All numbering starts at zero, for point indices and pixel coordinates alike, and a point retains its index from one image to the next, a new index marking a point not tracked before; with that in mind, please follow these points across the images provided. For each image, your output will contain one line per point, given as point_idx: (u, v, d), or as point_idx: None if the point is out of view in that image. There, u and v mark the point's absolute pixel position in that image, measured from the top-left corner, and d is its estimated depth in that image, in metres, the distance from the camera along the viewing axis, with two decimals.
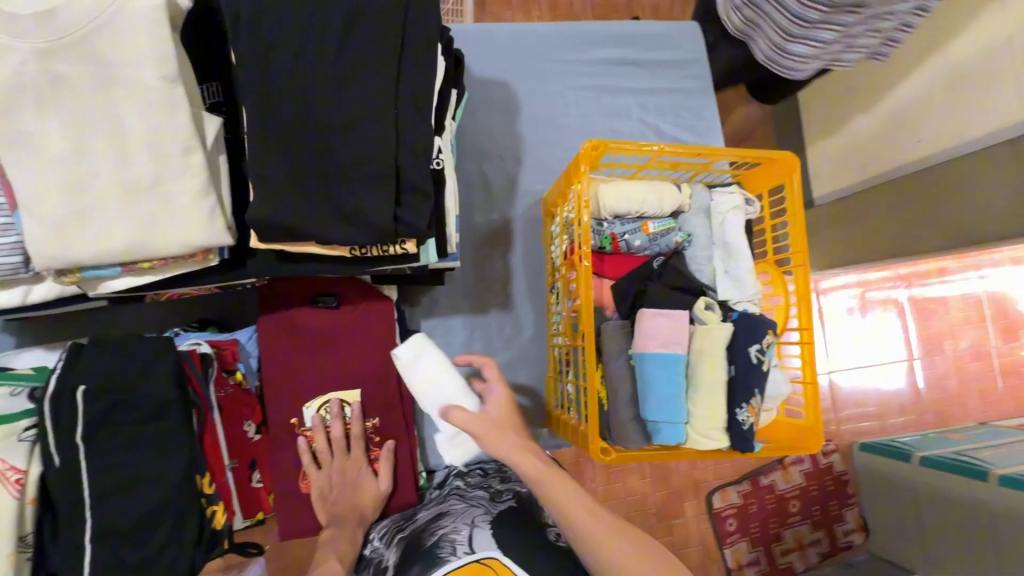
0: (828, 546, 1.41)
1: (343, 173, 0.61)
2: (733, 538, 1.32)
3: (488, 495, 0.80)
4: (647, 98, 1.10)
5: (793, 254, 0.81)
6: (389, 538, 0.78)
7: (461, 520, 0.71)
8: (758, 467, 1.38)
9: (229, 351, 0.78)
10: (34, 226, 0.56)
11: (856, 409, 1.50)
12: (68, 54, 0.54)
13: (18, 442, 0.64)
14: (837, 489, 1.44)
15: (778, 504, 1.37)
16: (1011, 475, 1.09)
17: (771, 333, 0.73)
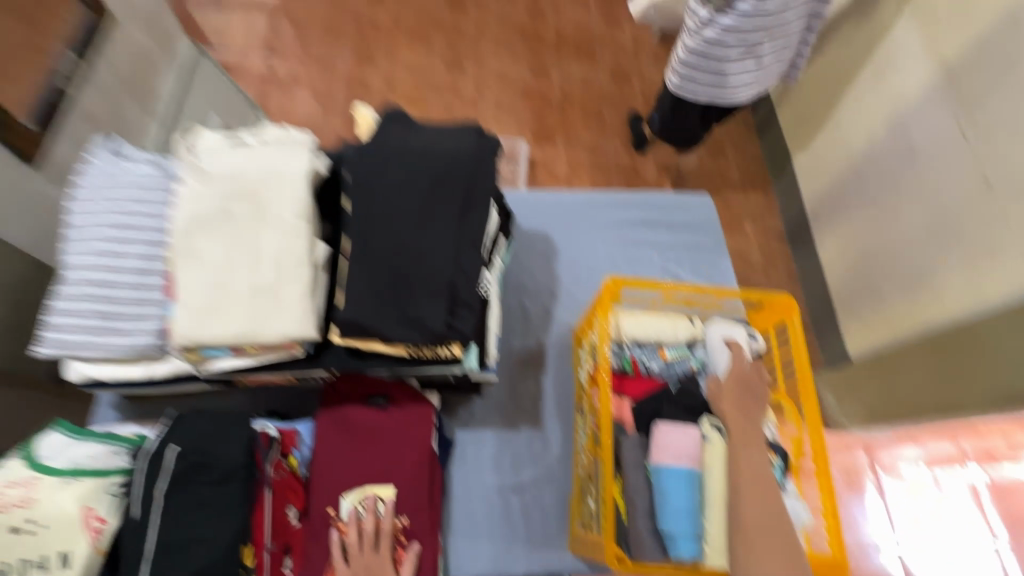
0: None
1: (411, 288, 0.78)
2: None
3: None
4: (667, 251, 1.28)
5: (802, 385, 0.88)
6: None
7: None
8: None
9: (289, 436, 0.90)
10: (183, 313, 0.76)
11: None
12: (240, 198, 0.78)
13: (105, 495, 0.75)
14: None
15: None
16: None
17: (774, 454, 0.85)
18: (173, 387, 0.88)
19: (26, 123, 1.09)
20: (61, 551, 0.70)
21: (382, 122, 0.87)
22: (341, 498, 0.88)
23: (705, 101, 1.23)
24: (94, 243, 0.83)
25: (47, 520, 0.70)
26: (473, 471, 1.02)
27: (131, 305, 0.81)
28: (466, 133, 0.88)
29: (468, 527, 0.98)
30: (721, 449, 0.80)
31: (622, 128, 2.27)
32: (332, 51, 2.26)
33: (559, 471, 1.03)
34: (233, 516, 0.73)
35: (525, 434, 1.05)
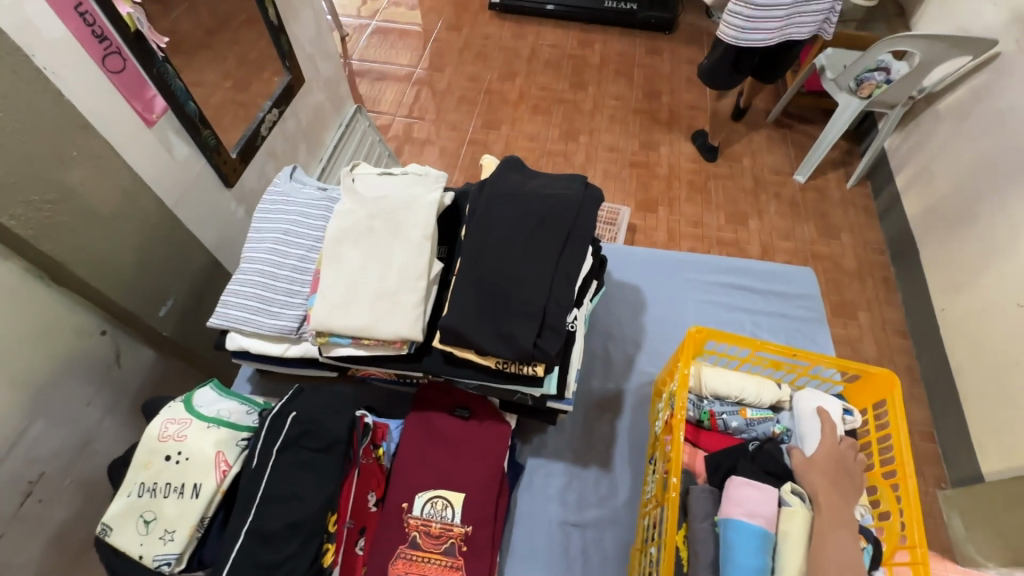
0: None
1: (509, 308, 0.87)
2: None
3: None
4: (760, 318, 1.27)
5: (900, 468, 0.82)
6: None
7: None
8: None
9: (381, 428, 1.00)
10: (320, 305, 0.91)
11: None
12: (379, 217, 0.95)
13: (235, 444, 0.89)
14: None
15: None
16: None
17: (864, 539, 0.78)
18: (299, 369, 1.04)
19: (233, 154, 1.41)
20: (194, 483, 0.84)
21: (501, 167, 1.02)
22: (415, 495, 0.95)
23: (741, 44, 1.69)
24: (266, 243, 1.05)
25: (190, 455, 0.86)
26: (538, 501, 1.04)
27: (282, 294, 1.00)
28: (574, 183, 0.99)
29: (526, 554, 0.99)
30: (805, 521, 0.77)
31: (727, 204, 2.30)
32: (464, 119, 2.60)
33: (624, 518, 1.02)
34: (328, 482, 0.84)
35: (593, 473, 1.07)
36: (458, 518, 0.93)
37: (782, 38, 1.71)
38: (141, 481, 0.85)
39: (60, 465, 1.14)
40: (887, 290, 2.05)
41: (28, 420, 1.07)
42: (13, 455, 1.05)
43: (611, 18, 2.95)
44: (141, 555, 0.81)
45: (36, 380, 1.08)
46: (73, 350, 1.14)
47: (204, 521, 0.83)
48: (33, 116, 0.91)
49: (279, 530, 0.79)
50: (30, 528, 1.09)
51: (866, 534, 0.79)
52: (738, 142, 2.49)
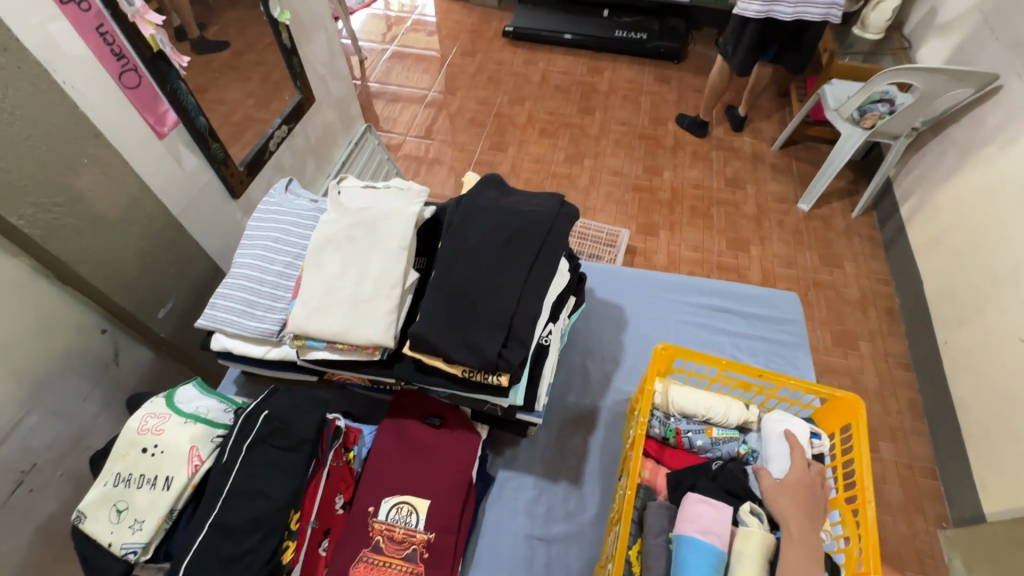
0: None
1: (476, 318, 0.90)
2: None
3: None
4: (741, 340, 1.28)
5: (860, 496, 0.81)
6: None
7: None
8: None
9: (353, 432, 1.03)
10: (299, 309, 0.95)
11: None
12: (360, 227, 0.99)
13: (210, 440, 0.92)
14: None
15: None
16: None
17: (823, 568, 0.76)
18: (279, 372, 1.08)
19: (241, 166, 1.48)
20: (166, 476, 0.87)
21: (481, 184, 1.06)
22: (382, 500, 0.96)
23: (759, 16, 1.93)
24: (256, 249, 1.10)
25: (166, 448, 0.89)
26: (505, 513, 1.04)
27: (267, 298, 1.04)
28: (551, 200, 1.02)
29: (489, 566, 0.99)
30: (763, 541, 0.75)
31: (728, 230, 2.30)
32: (473, 140, 2.67)
33: (591, 534, 1.02)
34: (293, 480, 0.86)
35: (563, 488, 1.07)
36: (422, 525, 0.94)
37: (793, 16, 1.91)
38: (118, 471, 0.88)
39: (53, 457, 1.18)
40: (890, 321, 2.02)
41: (23, 411, 1.11)
42: (7, 445, 1.09)
43: (621, 47, 3.03)
44: (110, 543, 0.83)
45: (34, 373, 1.12)
46: (72, 345, 1.20)
47: (172, 513, 0.85)
48: (51, 124, 0.97)
49: (241, 524, 0.81)
50: (19, 517, 1.12)
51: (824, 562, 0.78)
52: (741, 169, 2.51)
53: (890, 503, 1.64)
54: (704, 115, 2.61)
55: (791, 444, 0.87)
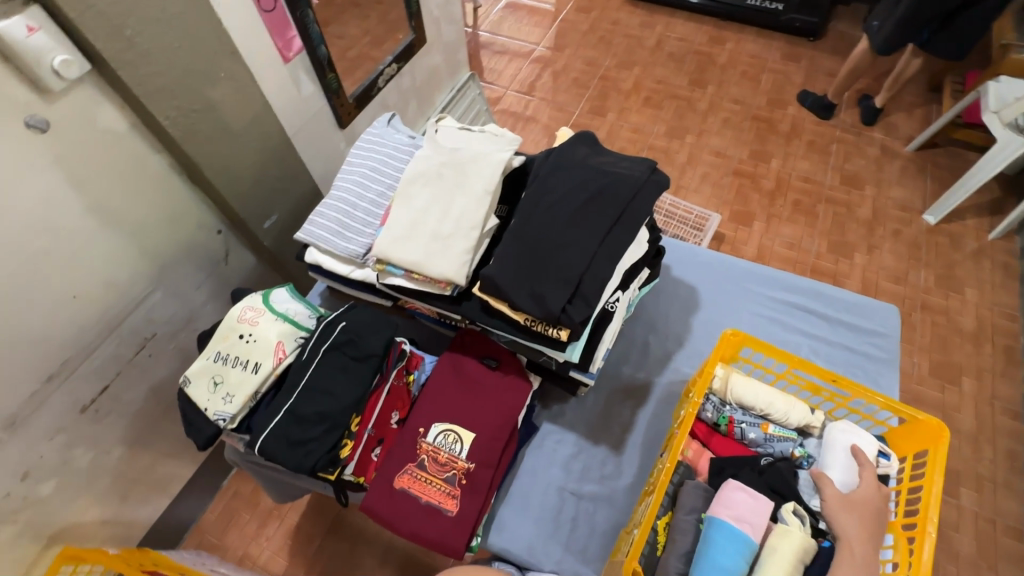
0: None
1: (545, 270, 0.91)
2: None
3: None
4: (821, 345, 1.19)
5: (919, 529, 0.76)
6: None
7: None
8: None
9: (416, 358, 1.10)
10: (384, 235, 1.02)
11: None
12: (451, 167, 1.03)
13: (295, 339, 1.03)
14: None
15: None
16: None
17: None
18: (360, 292, 1.16)
19: (351, 99, 1.57)
20: (256, 361, 0.99)
21: (573, 140, 1.05)
22: (431, 423, 1.03)
23: None
24: (354, 175, 1.18)
25: (258, 338, 1.01)
26: (543, 462, 1.08)
27: (358, 222, 1.12)
28: (641, 166, 1.00)
29: (520, 506, 1.04)
30: (800, 543, 0.72)
31: (833, 232, 2.10)
32: (573, 101, 2.61)
33: (622, 500, 1.03)
34: (358, 386, 0.95)
35: (602, 452, 1.09)
36: (464, 454, 1.00)
37: None
38: (219, 350, 1.01)
39: (169, 330, 1.37)
40: (1006, 362, 1.78)
41: (150, 288, 1.30)
42: (136, 313, 1.28)
43: (751, 17, 2.78)
44: (206, 408, 0.97)
45: (162, 256, 1.30)
46: (193, 239, 1.37)
47: (256, 394, 0.98)
48: (199, 36, 1.07)
49: (309, 414, 0.91)
50: (139, 375, 1.33)
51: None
52: (863, 167, 2.26)
53: (958, 553, 1.50)
54: (832, 98, 2.38)
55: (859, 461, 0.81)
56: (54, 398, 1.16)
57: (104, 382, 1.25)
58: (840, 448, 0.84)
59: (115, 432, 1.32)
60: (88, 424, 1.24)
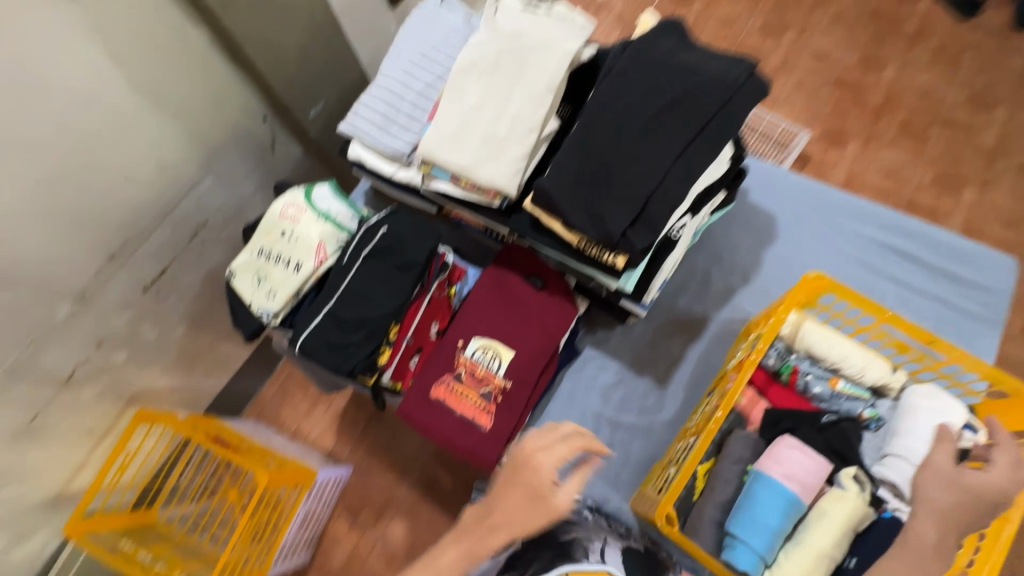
0: None
1: (607, 187, 0.80)
2: None
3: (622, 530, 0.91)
4: (911, 296, 1.04)
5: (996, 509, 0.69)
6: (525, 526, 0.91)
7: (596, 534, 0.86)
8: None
9: (458, 270, 1.05)
10: (431, 133, 0.92)
11: None
12: (511, 56, 0.89)
13: (336, 242, 1.00)
14: None
15: None
16: None
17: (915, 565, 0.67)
18: (404, 194, 1.09)
19: None
20: (297, 261, 0.97)
21: (658, 28, 0.87)
22: (470, 338, 1.00)
23: None
24: (401, 61, 1.05)
25: (300, 236, 0.98)
26: (582, 387, 1.05)
27: (404, 117, 1.02)
28: (738, 65, 0.82)
29: (554, 426, 1.03)
30: (854, 511, 0.67)
31: (944, 162, 1.80)
32: None
33: (660, 433, 1.00)
34: (398, 296, 0.91)
35: (645, 384, 1.04)
36: (502, 372, 0.97)
37: None
38: (263, 245, 0.99)
39: (220, 219, 1.36)
40: None
41: (199, 174, 1.27)
42: (187, 198, 1.27)
43: None
44: (251, 302, 0.98)
45: (208, 141, 1.26)
46: (239, 124, 1.31)
47: (298, 294, 0.97)
48: None
49: (350, 319, 0.90)
50: (195, 260, 1.35)
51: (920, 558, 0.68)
52: (1001, 82, 1.86)
53: None
54: None
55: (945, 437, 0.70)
56: (119, 277, 1.19)
57: (163, 265, 1.27)
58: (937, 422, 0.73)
59: (176, 313, 1.37)
60: (152, 304, 1.29)
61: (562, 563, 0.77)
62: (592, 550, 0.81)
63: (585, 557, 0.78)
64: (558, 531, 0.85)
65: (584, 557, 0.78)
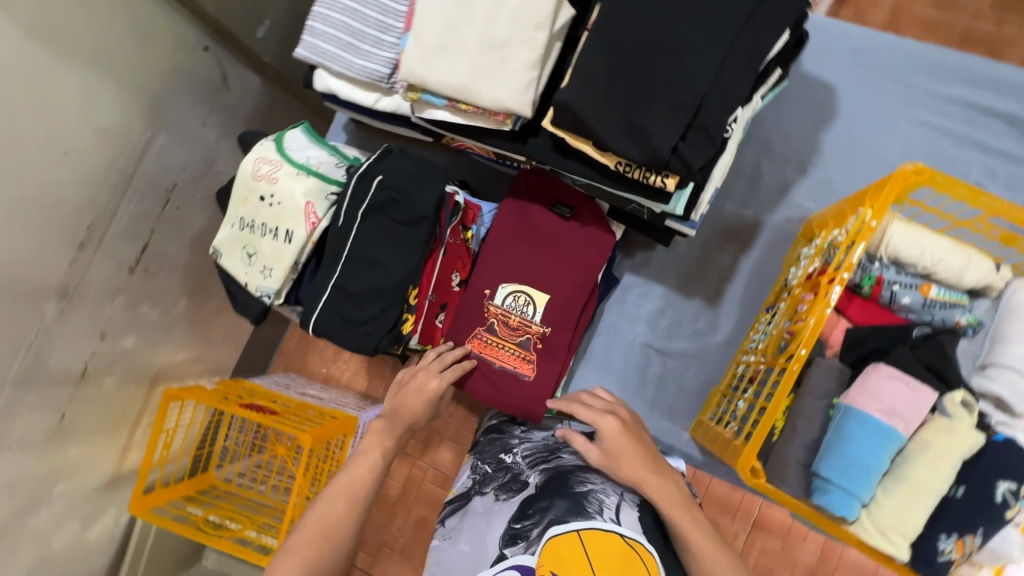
0: None
1: (649, 90, 0.63)
2: None
3: None
4: (1000, 163, 0.88)
5: None
6: (533, 461, 0.75)
7: (611, 485, 0.67)
8: None
9: (473, 210, 0.90)
10: (413, 47, 0.72)
11: None
12: None
13: (325, 198, 0.84)
14: None
15: None
16: None
17: None
18: (392, 125, 0.91)
19: None
20: (287, 229, 0.83)
21: None
22: (498, 286, 0.89)
23: None
24: None
25: (282, 199, 0.83)
26: (625, 317, 0.96)
27: (374, 29, 0.81)
28: None
29: (600, 362, 0.96)
30: (966, 441, 0.59)
31: None
32: None
33: (715, 355, 0.93)
34: (410, 255, 0.79)
35: (695, 305, 0.95)
36: (538, 318, 0.88)
37: None
38: (242, 216, 0.85)
39: (189, 178, 1.20)
40: None
41: (150, 131, 1.08)
42: (145, 161, 1.09)
43: None
44: (247, 283, 0.86)
45: (148, 88, 1.05)
46: (177, 61, 1.08)
47: (297, 266, 0.84)
48: None
49: (362, 292, 0.78)
50: (175, 228, 1.21)
51: None
52: None
53: None
54: None
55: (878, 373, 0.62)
56: (97, 263, 1.06)
57: (143, 241, 1.14)
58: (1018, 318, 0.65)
59: (173, 285, 1.27)
60: (144, 283, 1.18)
61: (572, 520, 0.60)
62: (609, 506, 0.63)
63: (598, 515, 0.61)
64: (570, 481, 0.66)
65: (597, 513, 0.61)
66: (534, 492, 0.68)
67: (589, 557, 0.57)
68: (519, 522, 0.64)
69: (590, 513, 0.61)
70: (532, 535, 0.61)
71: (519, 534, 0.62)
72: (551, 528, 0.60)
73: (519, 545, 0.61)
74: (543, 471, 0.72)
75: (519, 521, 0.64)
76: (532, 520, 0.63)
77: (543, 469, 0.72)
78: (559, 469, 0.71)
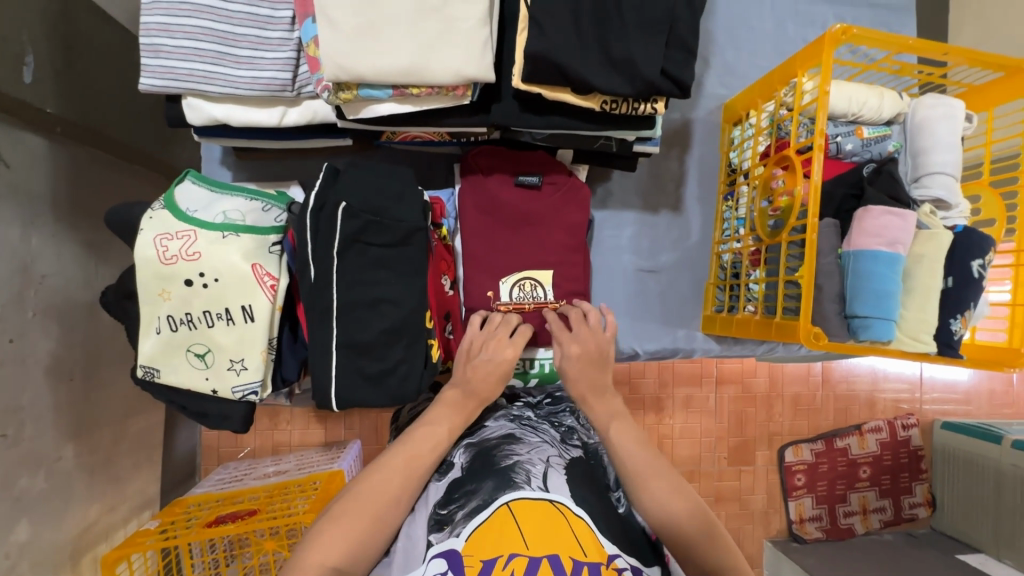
0: (892, 515, 1.57)
1: (621, 17, 0.60)
2: (799, 493, 1.53)
3: (559, 434, 0.75)
4: (846, 10, 1.02)
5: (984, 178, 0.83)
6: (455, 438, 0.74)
7: (536, 453, 0.66)
8: (835, 430, 1.56)
9: (439, 205, 0.81)
10: (331, 35, 0.58)
11: (943, 392, 1.63)
12: None
13: (270, 253, 0.67)
14: (911, 462, 1.58)
15: (848, 468, 1.54)
16: (948, 421, 1.57)
17: (992, 251, 0.72)
18: (302, 139, 0.75)
19: None
20: (242, 305, 0.66)
21: None
22: (499, 281, 0.82)
23: None
24: None
25: (219, 274, 0.65)
26: (610, 252, 0.97)
27: (250, 29, 0.64)
28: None
29: (604, 303, 0.97)
30: (944, 243, 0.71)
31: None
32: None
33: (697, 255, 0.99)
34: (414, 277, 0.69)
35: (664, 218, 0.98)
36: (551, 296, 0.84)
37: None
38: (167, 314, 0.65)
39: (10, 297, 0.85)
40: None
41: None
42: None
43: None
44: (215, 390, 0.67)
45: None
46: None
47: (274, 344, 0.68)
48: None
49: (373, 338, 0.66)
50: (19, 366, 0.87)
51: (994, 243, 0.73)
52: None
53: None
54: None
55: (866, 213, 0.71)
56: None
57: None
58: (915, 133, 0.79)
59: (49, 437, 0.94)
60: (7, 455, 0.85)
61: (502, 494, 0.59)
62: (536, 473, 0.62)
63: (527, 483, 0.61)
64: (494, 456, 0.66)
65: (525, 483, 0.60)
66: (459, 473, 0.66)
67: (520, 527, 0.55)
68: (445, 508, 0.61)
69: (518, 484, 0.60)
70: (457, 517, 0.59)
71: (445, 519, 0.59)
72: (481, 506, 0.59)
73: (445, 533, 0.58)
74: (466, 449, 0.70)
75: (445, 507, 0.61)
76: (458, 504, 0.60)
77: (467, 446, 0.71)
78: (483, 445, 0.69)
